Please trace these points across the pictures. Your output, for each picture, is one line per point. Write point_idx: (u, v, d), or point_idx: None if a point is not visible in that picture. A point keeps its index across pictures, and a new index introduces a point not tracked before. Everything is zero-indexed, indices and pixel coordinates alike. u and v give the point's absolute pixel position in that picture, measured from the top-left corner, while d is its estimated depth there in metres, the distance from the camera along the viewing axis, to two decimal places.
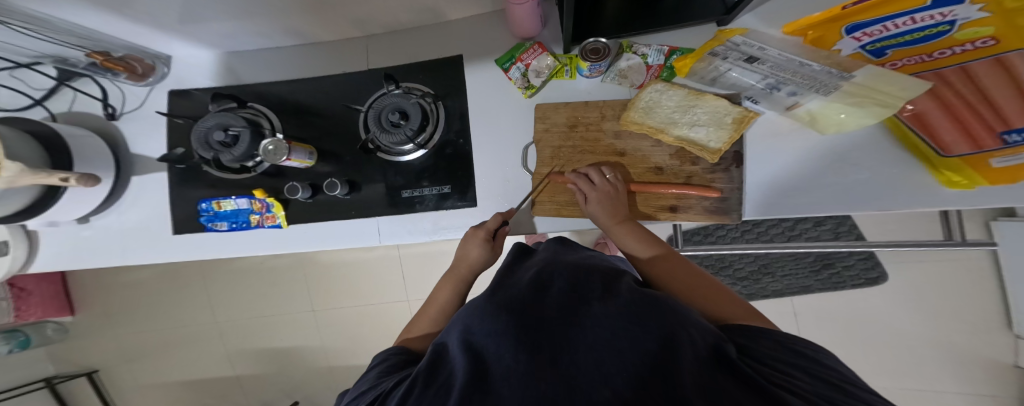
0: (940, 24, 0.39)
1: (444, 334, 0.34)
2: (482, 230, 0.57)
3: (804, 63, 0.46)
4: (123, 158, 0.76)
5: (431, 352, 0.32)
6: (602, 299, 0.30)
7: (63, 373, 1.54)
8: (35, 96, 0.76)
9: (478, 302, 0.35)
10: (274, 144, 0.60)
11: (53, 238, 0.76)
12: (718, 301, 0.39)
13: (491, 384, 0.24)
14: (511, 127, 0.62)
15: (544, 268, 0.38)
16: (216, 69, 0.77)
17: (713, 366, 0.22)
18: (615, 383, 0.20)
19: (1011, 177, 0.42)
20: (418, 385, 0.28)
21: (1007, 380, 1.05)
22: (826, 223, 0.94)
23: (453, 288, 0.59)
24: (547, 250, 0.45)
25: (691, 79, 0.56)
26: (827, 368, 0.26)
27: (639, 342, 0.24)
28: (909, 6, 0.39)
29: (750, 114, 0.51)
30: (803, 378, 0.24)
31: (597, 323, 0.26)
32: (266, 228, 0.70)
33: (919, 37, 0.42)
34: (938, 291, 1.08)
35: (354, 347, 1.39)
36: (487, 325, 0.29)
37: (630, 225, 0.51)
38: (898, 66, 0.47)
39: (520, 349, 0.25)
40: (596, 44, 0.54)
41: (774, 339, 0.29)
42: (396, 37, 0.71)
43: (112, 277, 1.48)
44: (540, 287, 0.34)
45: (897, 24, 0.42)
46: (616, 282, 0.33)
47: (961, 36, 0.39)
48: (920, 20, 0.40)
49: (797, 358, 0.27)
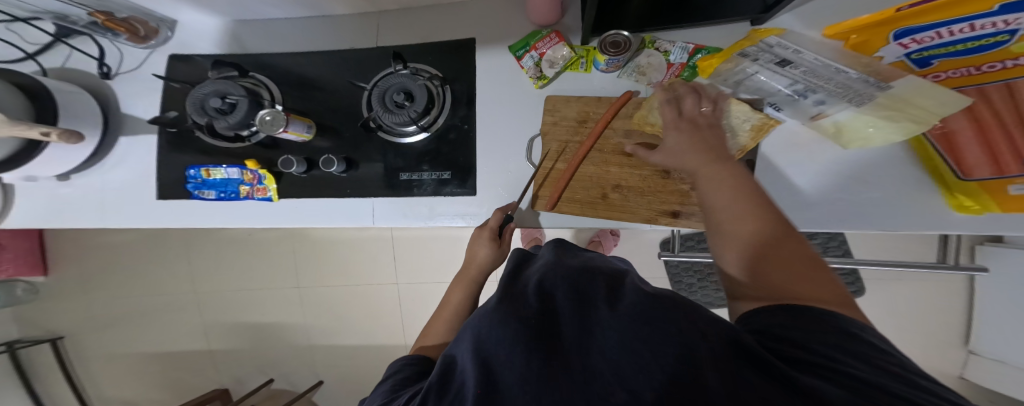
0: (1000, 33, 0.37)
1: (453, 345, 0.31)
2: (487, 229, 0.56)
3: (840, 70, 0.44)
4: (113, 118, 0.72)
5: (439, 364, 0.30)
6: (610, 301, 0.28)
7: (27, 338, 1.47)
8: (29, 50, 0.73)
9: (483, 309, 0.32)
10: (272, 115, 0.58)
11: (28, 193, 0.72)
12: (796, 276, 0.31)
13: (503, 395, 0.23)
14: (520, 117, 0.61)
15: (548, 269, 0.35)
16: (220, 35, 0.74)
17: (737, 366, 0.20)
18: (633, 385, 0.20)
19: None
20: (428, 399, 0.27)
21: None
22: (818, 236, 0.90)
23: (465, 291, 0.57)
24: (549, 255, 0.43)
25: (713, 81, 0.53)
26: (878, 349, 0.24)
27: (654, 347, 0.22)
28: (974, 11, 0.36)
29: (770, 121, 0.49)
30: (846, 361, 0.22)
31: (608, 329, 0.24)
32: (255, 200, 0.67)
33: (972, 46, 0.40)
34: (914, 310, 1.10)
35: (337, 327, 1.37)
36: (493, 331, 0.27)
37: (726, 167, 0.41)
38: (942, 78, 0.45)
39: (532, 357, 0.23)
40: (616, 38, 0.52)
41: (817, 318, 0.27)
42: (409, 16, 0.68)
43: (91, 240, 1.43)
44: (544, 292, 0.31)
45: (951, 31, 0.39)
46: (622, 283, 0.31)
47: (1019, 48, 0.37)
48: (979, 28, 0.37)
49: (855, 344, 0.24)
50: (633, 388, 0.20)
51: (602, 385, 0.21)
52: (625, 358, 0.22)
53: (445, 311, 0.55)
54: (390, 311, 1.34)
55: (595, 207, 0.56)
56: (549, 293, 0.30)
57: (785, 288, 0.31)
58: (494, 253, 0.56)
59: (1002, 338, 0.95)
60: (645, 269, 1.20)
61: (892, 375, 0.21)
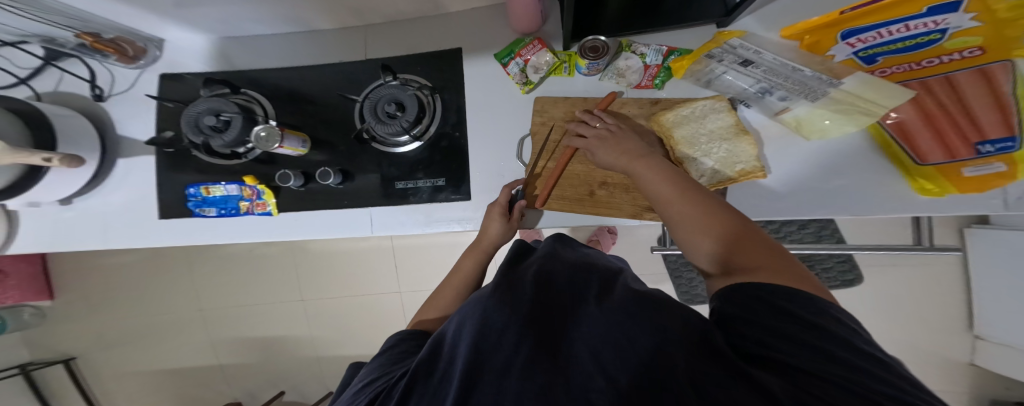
0: (932, 32, 0.42)
1: (446, 325, 0.33)
2: (498, 205, 0.58)
3: (797, 69, 0.47)
4: (110, 140, 0.74)
5: (431, 342, 0.32)
6: (601, 296, 0.29)
7: (39, 360, 1.49)
8: (21, 75, 0.74)
9: (480, 293, 0.33)
10: (267, 131, 0.60)
11: (34, 219, 0.74)
12: (747, 256, 0.32)
13: (489, 374, 0.24)
14: (509, 121, 0.63)
15: (546, 262, 0.37)
16: (209, 53, 0.75)
17: (708, 363, 0.21)
18: (610, 375, 0.22)
19: (980, 185, 0.46)
20: (421, 377, 0.28)
21: (964, 380, 1.13)
22: (809, 225, 0.85)
23: (477, 259, 0.58)
24: (546, 248, 0.45)
25: (687, 80, 0.57)
26: (828, 335, 0.23)
27: (634, 338, 0.24)
28: (906, 13, 0.41)
29: (756, 172, 0.51)
30: (792, 352, 0.22)
31: (593, 323, 0.26)
32: (255, 216, 0.69)
33: (909, 45, 0.44)
34: (904, 291, 1.14)
35: (344, 337, 1.39)
36: (485, 316, 0.28)
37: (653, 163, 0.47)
38: (886, 74, 0.48)
39: (521, 344, 0.25)
40: (595, 42, 0.55)
41: (767, 296, 0.27)
42: (395, 28, 0.70)
43: (95, 260, 1.44)
44: (540, 283, 0.32)
45: (891, 31, 0.44)
46: (615, 280, 0.32)
47: (950, 45, 0.42)
48: (913, 28, 0.42)
49: (809, 331, 0.24)
50: (611, 376, 0.22)
51: (583, 373, 0.22)
52: (607, 350, 0.23)
53: (455, 279, 0.57)
54: (395, 319, 1.36)
55: (583, 203, 0.58)
56: (544, 284, 0.32)
57: (738, 267, 0.32)
58: (505, 228, 0.57)
59: (1000, 319, 0.98)
60: (643, 265, 1.22)
61: (841, 363, 0.21)
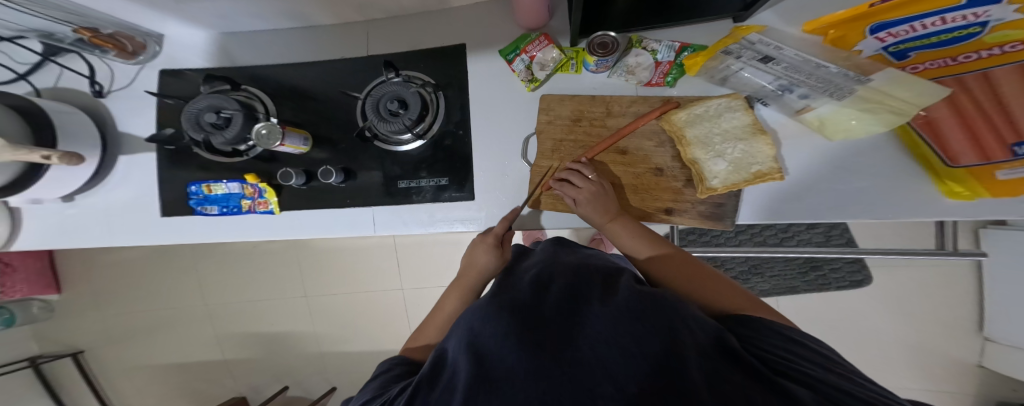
0: (972, 24, 0.39)
1: (447, 340, 0.32)
2: (491, 235, 0.56)
3: (821, 65, 0.46)
4: (111, 136, 0.73)
5: (432, 358, 0.30)
6: (603, 299, 0.28)
7: (47, 353, 1.51)
8: (20, 71, 0.73)
9: (479, 303, 0.32)
10: (268, 128, 0.58)
11: (37, 216, 0.73)
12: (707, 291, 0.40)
13: (490, 385, 0.23)
14: (514, 118, 0.62)
15: (545, 266, 0.36)
16: (209, 48, 0.74)
17: (723, 368, 0.21)
18: (618, 377, 0.20)
19: (1010, 189, 0.44)
20: (422, 394, 0.27)
21: (977, 383, 1.10)
22: (819, 225, 0.84)
23: (461, 298, 0.56)
24: (547, 251, 0.44)
25: (700, 77, 0.56)
26: (820, 354, 0.27)
27: (640, 340, 0.22)
28: (944, 5, 0.38)
29: (772, 174, 0.50)
30: (803, 364, 0.25)
31: (598, 324, 0.24)
32: (257, 214, 0.68)
33: (946, 39, 0.42)
34: (915, 292, 1.12)
35: (347, 333, 1.39)
36: (487, 328, 0.27)
37: (624, 223, 0.51)
38: (919, 69, 0.47)
39: (522, 349, 0.23)
40: (604, 38, 0.52)
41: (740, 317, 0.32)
42: (397, 23, 0.69)
43: (102, 255, 1.46)
44: (540, 287, 0.32)
45: (924, 25, 0.41)
46: (618, 281, 0.31)
47: (991, 39, 0.39)
48: (951, 20, 0.39)
49: (803, 348, 0.27)
50: (619, 380, 0.20)
51: (590, 374, 0.21)
52: (614, 352, 0.22)
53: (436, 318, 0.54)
54: (398, 316, 1.36)
55: None
56: (545, 289, 0.31)
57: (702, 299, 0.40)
58: (497, 261, 0.55)
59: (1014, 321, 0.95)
60: None
61: (842, 376, 0.24)
